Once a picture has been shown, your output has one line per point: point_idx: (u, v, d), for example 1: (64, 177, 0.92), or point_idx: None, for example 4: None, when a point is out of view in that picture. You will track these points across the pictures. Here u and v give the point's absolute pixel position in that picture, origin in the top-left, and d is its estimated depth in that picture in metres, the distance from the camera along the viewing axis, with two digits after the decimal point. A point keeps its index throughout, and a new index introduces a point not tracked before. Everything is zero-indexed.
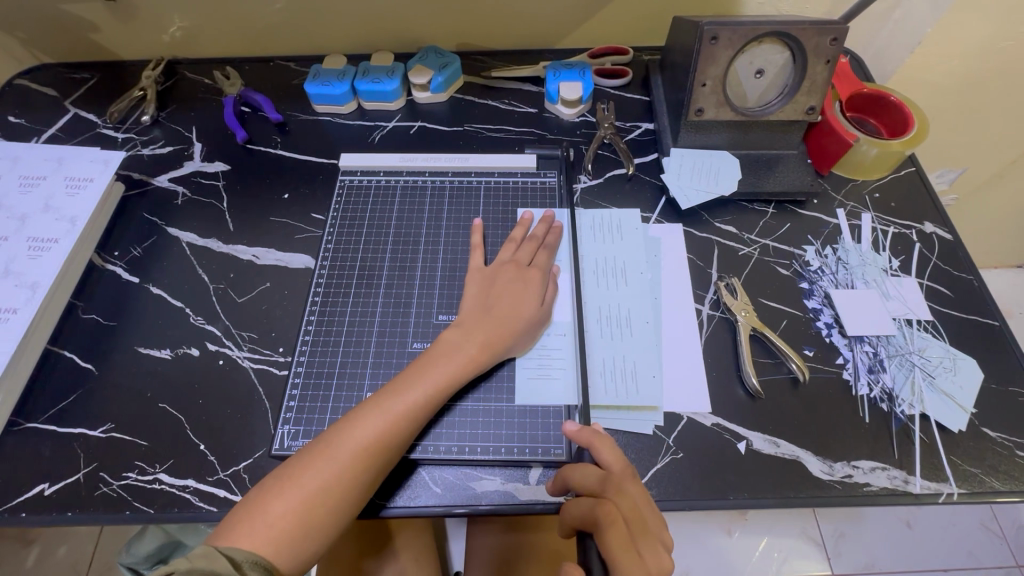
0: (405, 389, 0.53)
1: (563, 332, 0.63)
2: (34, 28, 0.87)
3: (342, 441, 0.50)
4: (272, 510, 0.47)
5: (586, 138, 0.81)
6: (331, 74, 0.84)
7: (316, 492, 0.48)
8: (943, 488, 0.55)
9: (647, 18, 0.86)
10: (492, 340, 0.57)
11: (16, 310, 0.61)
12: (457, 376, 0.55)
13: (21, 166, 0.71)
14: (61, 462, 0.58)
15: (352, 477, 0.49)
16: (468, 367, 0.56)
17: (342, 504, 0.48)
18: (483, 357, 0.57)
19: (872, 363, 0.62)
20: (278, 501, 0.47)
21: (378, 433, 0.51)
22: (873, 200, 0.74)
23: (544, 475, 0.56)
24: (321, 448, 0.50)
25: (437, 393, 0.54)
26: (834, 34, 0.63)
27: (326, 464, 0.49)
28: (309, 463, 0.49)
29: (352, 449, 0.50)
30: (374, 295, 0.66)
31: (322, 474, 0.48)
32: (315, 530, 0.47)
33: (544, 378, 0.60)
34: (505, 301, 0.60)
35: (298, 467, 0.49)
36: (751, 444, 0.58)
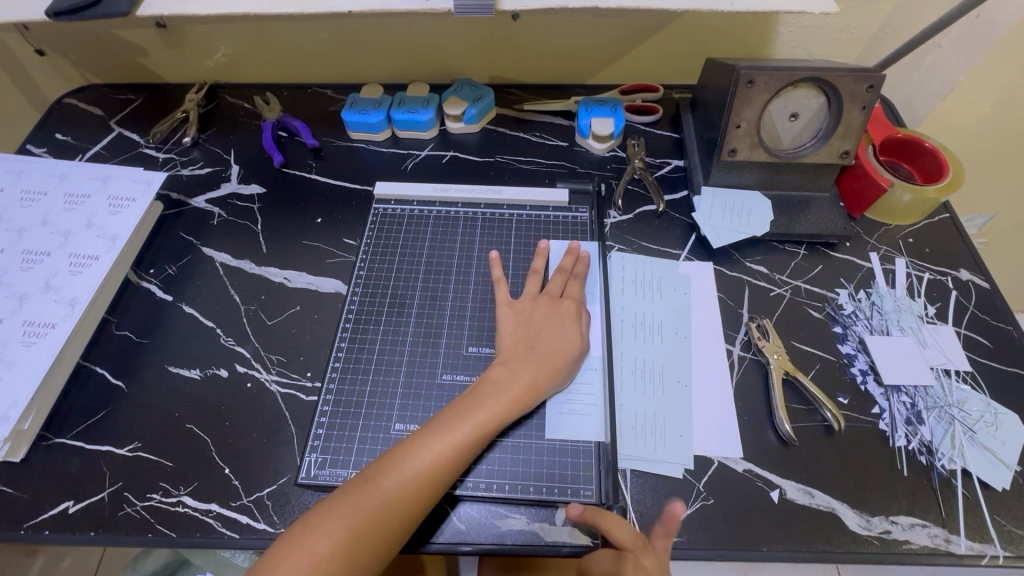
0: (448, 428, 0.53)
1: (593, 364, 0.62)
2: (86, 51, 0.91)
3: (382, 480, 0.50)
4: (308, 545, 0.47)
5: (616, 173, 0.81)
6: (368, 102, 0.86)
7: (352, 531, 0.48)
8: (987, 550, 0.53)
9: (677, 58, 0.88)
10: (534, 380, 0.57)
11: (55, 324, 0.62)
12: (501, 419, 0.55)
13: (67, 184, 0.73)
14: (86, 480, 0.58)
15: (387, 518, 0.48)
16: (510, 407, 0.55)
17: (375, 546, 0.48)
18: (525, 397, 0.56)
19: (911, 413, 0.60)
20: (316, 537, 0.47)
21: (419, 473, 0.50)
22: (908, 245, 0.73)
23: (572, 517, 0.55)
24: (361, 487, 0.50)
25: (478, 436, 0.53)
26: (870, 81, 0.63)
27: (364, 502, 0.49)
28: (350, 501, 0.49)
29: (393, 490, 0.49)
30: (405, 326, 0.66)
31: (359, 512, 0.48)
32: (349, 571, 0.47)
33: (574, 409, 0.59)
34: (545, 338, 0.60)
35: (336, 503, 0.49)
36: (784, 493, 0.56)
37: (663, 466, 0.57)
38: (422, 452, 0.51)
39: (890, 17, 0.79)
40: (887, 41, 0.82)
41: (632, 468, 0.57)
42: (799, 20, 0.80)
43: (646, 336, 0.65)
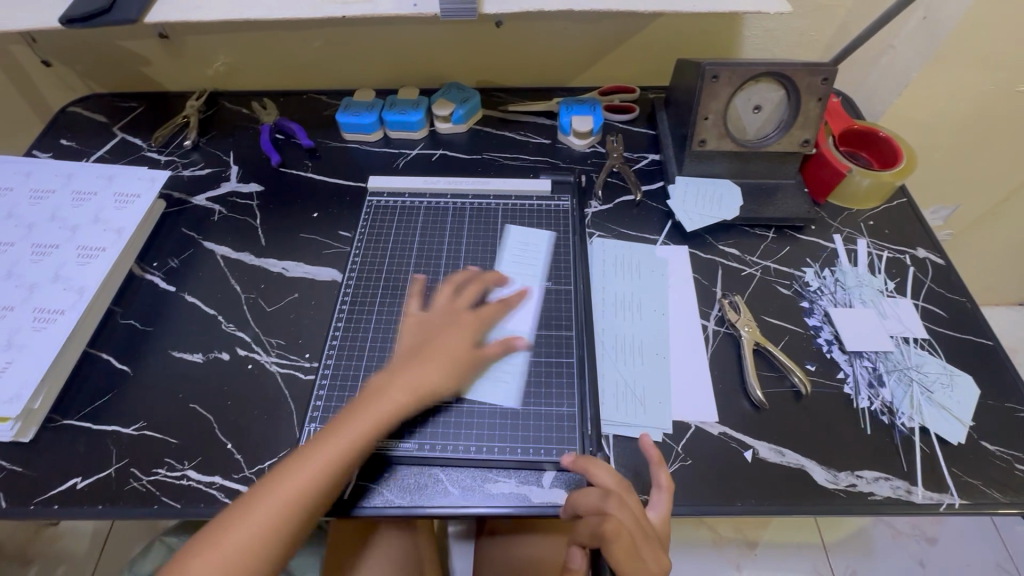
0: (349, 425, 0.54)
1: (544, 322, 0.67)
2: (91, 62, 0.95)
3: (296, 469, 0.51)
4: (232, 542, 0.48)
5: (596, 167, 0.86)
6: (361, 105, 0.90)
7: (273, 521, 0.49)
8: (945, 499, 0.56)
9: (652, 61, 0.94)
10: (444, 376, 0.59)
11: (64, 311, 0.65)
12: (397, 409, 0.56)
13: (75, 182, 0.77)
14: (93, 458, 0.60)
15: (306, 503, 0.50)
16: (412, 395, 0.57)
17: (293, 532, 0.50)
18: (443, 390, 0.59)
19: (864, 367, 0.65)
20: (239, 528, 0.48)
21: (321, 464, 0.52)
22: (869, 227, 0.79)
23: (558, 478, 0.58)
24: (279, 479, 0.51)
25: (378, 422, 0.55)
26: (824, 74, 0.69)
27: (280, 491, 0.50)
28: (269, 493, 0.50)
29: (308, 477, 0.51)
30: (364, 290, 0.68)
31: (279, 502, 0.50)
32: (274, 557, 0.49)
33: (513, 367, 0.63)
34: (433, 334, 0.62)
35: (256, 498, 0.50)
36: (757, 452, 0.60)
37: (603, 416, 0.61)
38: (334, 440, 0.53)
39: (847, 18, 0.86)
40: (846, 41, 0.89)
41: (615, 433, 0.60)
42: (763, 24, 0.87)
43: (625, 312, 0.70)
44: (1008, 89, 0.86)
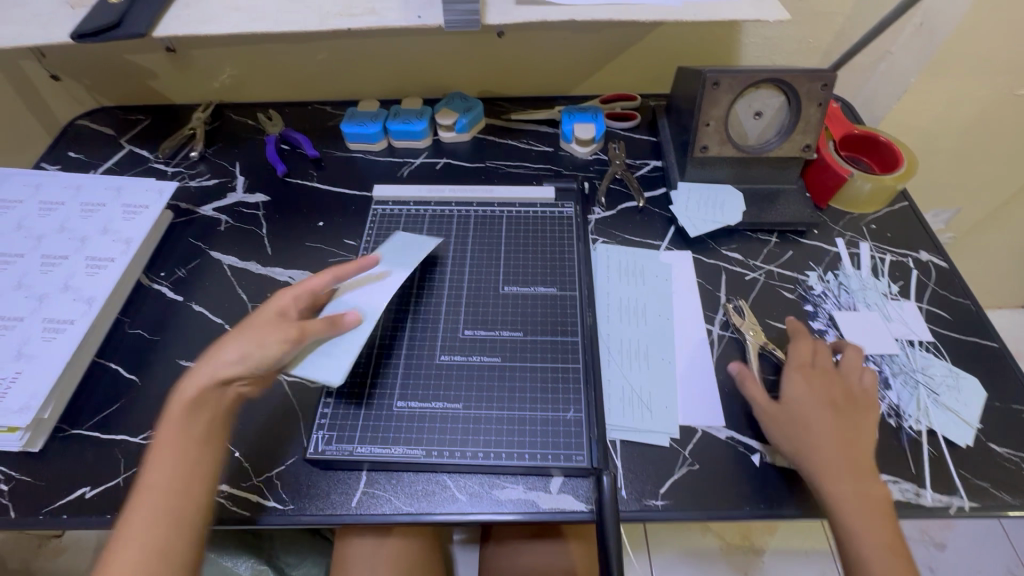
0: (184, 393, 0.53)
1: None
2: (99, 76, 0.97)
3: (158, 469, 0.49)
4: (138, 516, 0.47)
5: (599, 174, 0.87)
6: (365, 115, 0.91)
7: (159, 515, 0.47)
8: (954, 501, 0.56)
9: (653, 69, 0.95)
10: (245, 356, 0.54)
11: (73, 321, 0.66)
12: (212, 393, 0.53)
13: (83, 194, 0.78)
14: (102, 468, 0.61)
15: (181, 459, 0.50)
16: (222, 374, 0.54)
17: (191, 496, 0.49)
18: (239, 368, 0.54)
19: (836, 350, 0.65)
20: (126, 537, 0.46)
21: (173, 425, 0.51)
22: (871, 231, 0.79)
23: (566, 484, 0.58)
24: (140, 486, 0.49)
25: (187, 411, 0.52)
26: (824, 80, 0.70)
27: (145, 491, 0.48)
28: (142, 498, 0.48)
29: (179, 438, 0.51)
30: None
31: (159, 494, 0.48)
32: (187, 522, 0.48)
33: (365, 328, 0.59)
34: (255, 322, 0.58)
35: (130, 512, 0.48)
36: (765, 456, 0.59)
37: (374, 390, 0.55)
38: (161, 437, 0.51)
39: (845, 25, 0.87)
40: (844, 47, 0.90)
41: (622, 438, 0.60)
42: (761, 32, 0.88)
43: (630, 318, 0.70)
44: (1006, 94, 0.87)
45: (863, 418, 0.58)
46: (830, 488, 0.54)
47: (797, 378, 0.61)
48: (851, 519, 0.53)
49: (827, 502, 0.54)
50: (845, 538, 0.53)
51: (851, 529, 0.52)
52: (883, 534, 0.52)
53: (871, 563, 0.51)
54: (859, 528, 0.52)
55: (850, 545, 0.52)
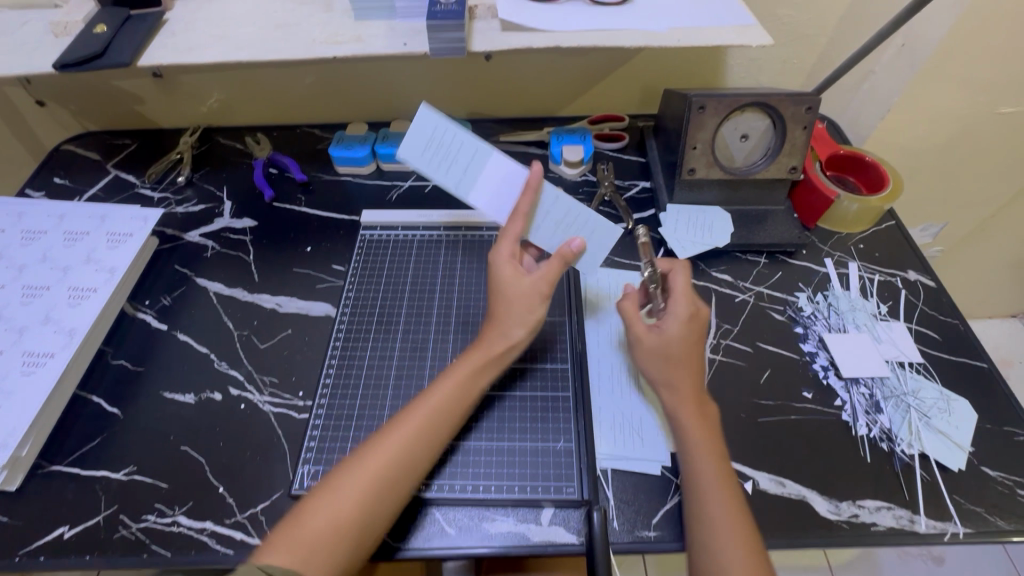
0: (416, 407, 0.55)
1: (474, 153, 0.61)
2: (85, 101, 0.96)
3: (400, 427, 0.54)
4: (319, 516, 0.48)
5: (588, 195, 0.87)
6: (354, 139, 0.91)
7: (336, 519, 0.48)
8: (949, 528, 0.56)
9: (639, 91, 0.95)
10: (528, 321, 0.60)
11: (53, 354, 0.65)
12: (508, 352, 0.60)
13: (66, 223, 0.77)
14: (81, 506, 0.59)
15: (411, 463, 0.52)
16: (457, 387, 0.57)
17: (381, 503, 0.50)
18: (525, 334, 0.60)
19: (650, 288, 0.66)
20: (339, 487, 0.50)
21: (419, 432, 0.54)
22: (859, 251, 0.79)
23: (557, 516, 0.57)
24: (375, 440, 0.53)
25: (474, 373, 0.58)
26: (808, 104, 0.70)
27: (399, 446, 0.52)
28: (370, 450, 0.52)
29: (401, 441, 0.53)
30: (415, 159, 0.61)
31: (346, 496, 0.49)
32: (361, 536, 0.49)
33: (554, 239, 0.65)
34: (502, 288, 0.60)
35: (312, 508, 0.49)
36: (757, 483, 0.59)
37: (489, 148, 0.62)
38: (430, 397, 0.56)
39: (827, 48, 0.88)
40: (828, 69, 0.91)
41: (612, 467, 0.59)
42: (746, 54, 0.89)
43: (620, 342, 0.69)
44: (987, 113, 0.88)
45: (690, 359, 0.60)
46: (692, 456, 0.54)
47: (638, 328, 0.63)
48: (708, 493, 0.52)
49: (690, 475, 0.53)
50: (700, 525, 0.51)
51: (708, 509, 0.51)
52: (736, 523, 0.50)
53: (722, 556, 0.48)
54: (716, 517, 0.50)
55: (701, 538, 0.50)
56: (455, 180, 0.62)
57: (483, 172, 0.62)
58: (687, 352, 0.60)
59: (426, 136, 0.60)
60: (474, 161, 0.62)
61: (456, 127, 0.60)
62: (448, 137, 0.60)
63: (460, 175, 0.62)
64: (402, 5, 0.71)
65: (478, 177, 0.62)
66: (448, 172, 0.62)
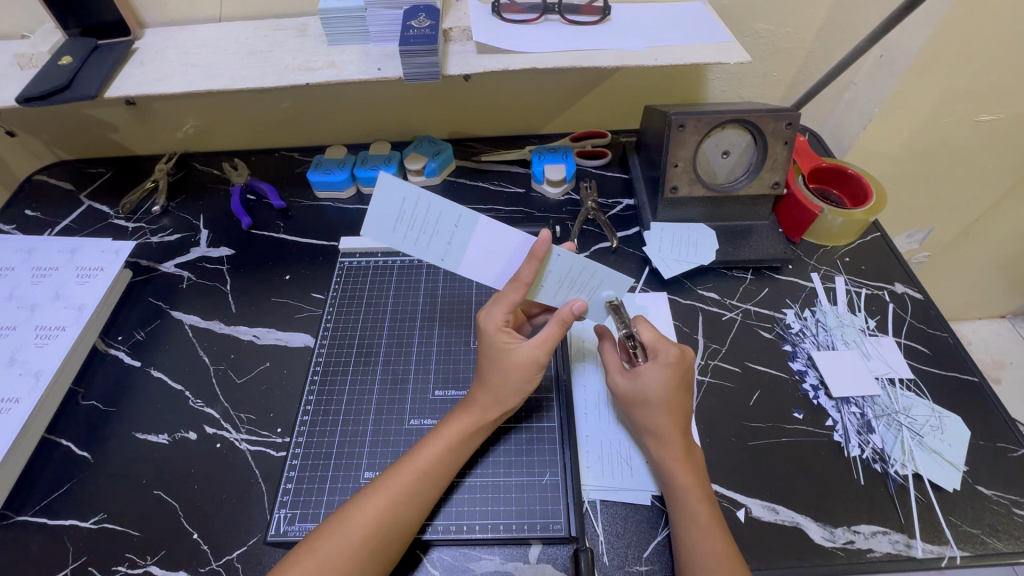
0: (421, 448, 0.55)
1: (456, 224, 0.54)
2: (57, 131, 0.94)
3: (388, 486, 0.52)
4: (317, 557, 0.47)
5: (572, 214, 0.86)
6: (333, 162, 0.90)
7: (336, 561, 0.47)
8: (946, 552, 0.54)
9: (621, 107, 0.95)
10: (522, 389, 0.57)
11: (19, 398, 0.62)
12: (501, 416, 0.58)
13: (35, 258, 0.75)
14: (48, 558, 0.56)
15: (413, 502, 0.51)
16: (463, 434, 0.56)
17: (381, 546, 0.49)
18: (518, 401, 0.58)
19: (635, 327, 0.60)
20: (322, 550, 0.48)
21: (423, 472, 0.53)
22: (845, 264, 0.79)
23: (545, 552, 0.55)
24: (359, 500, 0.51)
25: (464, 435, 0.56)
26: (788, 119, 0.70)
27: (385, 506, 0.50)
28: (353, 511, 0.50)
29: (406, 481, 0.52)
30: (387, 240, 0.53)
31: (345, 537, 0.48)
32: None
33: (562, 293, 0.60)
34: (498, 358, 0.57)
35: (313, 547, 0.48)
36: (750, 511, 0.57)
37: (471, 213, 0.53)
38: (420, 458, 0.54)
39: (807, 60, 0.88)
40: (807, 81, 0.91)
41: (601, 499, 0.58)
42: (726, 68, 0.89)
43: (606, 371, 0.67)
44: (968, 120, 0.88)
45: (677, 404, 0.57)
46: (675, 480, 0.54)
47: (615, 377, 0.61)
48: (692, 530, 0.51)
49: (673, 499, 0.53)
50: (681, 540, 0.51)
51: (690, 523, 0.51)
52: (716, 537, 0.50)
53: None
54: (697, 532, 0.51)
55: (686, 551, 0.50)
56: (440, 253, 0.55)
57: (470, 242, 0.55)
58: (675, 396, 0.57)
59: (393, 215, 0.52)
60: (458, 232, 0.54)
61: (425, 199, 0.51)
62: (420, 211, 0.52)
63: (443, 248, 0.55)
64: (376, 29, 0.69)
65: (464, 247, 0.56)
66: (430, 247, 0.55)
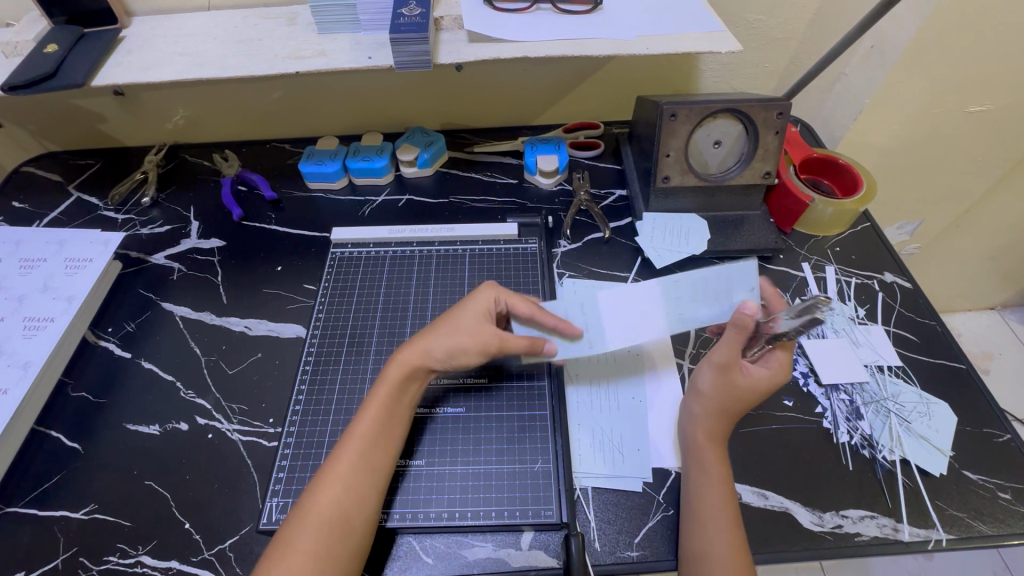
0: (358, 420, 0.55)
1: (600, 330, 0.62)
2: (44, 121, 0.93)
3: (335, 464, 0.52)
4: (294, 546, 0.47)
5: (564, 205, 0.86)
6: (324, 153, 0.89)
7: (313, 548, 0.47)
8: (932, 535, 0.55)
9: (613, 98, 0.95)
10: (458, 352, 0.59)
11: (7, 390, 0.62)
12: (427, 366, 0.59)
13: (23, 250, 0.75)
14: (39, 549, 0.56)
15: (365, 478, 0.52)
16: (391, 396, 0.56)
17: (344, 526, 0.49)
18: (449, 357, 0.59)
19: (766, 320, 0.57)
20: (294, 541, 0.47)
21: (363, 442, 0.53)
22: (836, 254, 0.79)
23: (536, 539, 0.55)
24: (316, 489, 0.51)
25: (394, 392, 0.56)
26: (779, 109, 0.70)
27: (337, 485, 0.50)
28: (313, 500, 0.50)
29: (351, 456, 0.52)
30: None
31: (314, 524, 0.48)
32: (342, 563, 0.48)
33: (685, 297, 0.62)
34: (459, 317, 0.61)
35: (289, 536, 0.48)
36: (740, 496, 0.58)
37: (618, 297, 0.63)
38: (357, 428, 0.54)
39: (799, 50, 0.88)
40: (799, 72, 0.91)
41: (593, 486, 0.58)
42: (717, 58, 0.89)
43: (599, 361, 0.68)
44: (956, 111, 0.88)
45: (747, 403, 0.57)
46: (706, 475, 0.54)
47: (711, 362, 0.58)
48: (711, 522, 0.51)
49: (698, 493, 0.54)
50: (695, 531, 0.52)
51: (707, 515, 0.52)
52: (728, 530, 0.51)
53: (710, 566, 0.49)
54: (710, 524, 0.51)
55: (697, 540, 0.51)
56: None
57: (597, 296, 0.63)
58: (752, 395, 0.57)
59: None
60: (593, 334, 0.62)
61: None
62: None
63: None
64: (366, 18, 0.69)
65: None
66: None
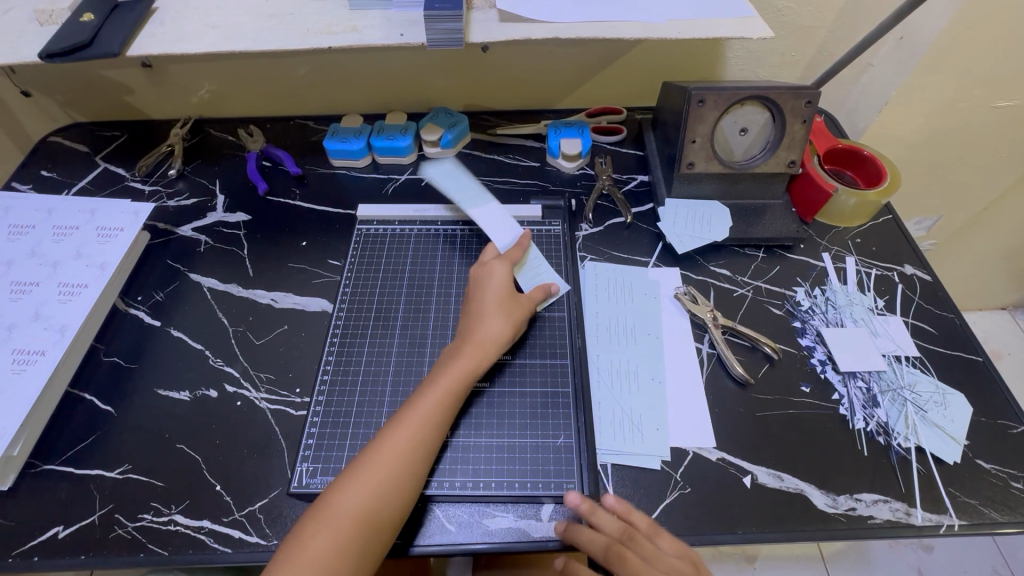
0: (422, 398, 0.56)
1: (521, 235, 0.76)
2: (72, 91, 0.94)
3: (394, 434, 0.54)
4: (340, 508, 0.49)
5: (586, 189, 0.86)
6: (348, 131, 0.90)
7: (359, 512, 0.49)
8: (944, 520, 0.56)
9: (638, 84, 0.95)
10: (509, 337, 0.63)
11: (45, 351, 0.64)
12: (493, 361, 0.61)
13: (55, 217, 0.76)
14: (77, 504, 0.58)
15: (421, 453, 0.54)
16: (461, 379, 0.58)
17: (394, 494, 0.51)
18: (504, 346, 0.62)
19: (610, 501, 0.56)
20: (338, 501, 0.50)
21: (424, 419, 0.55)
22: (856, 245, 0.80)
23: (557, 511, 0.57)
24: (371, 450, 0.53)
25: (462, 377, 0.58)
26: (807, 97, 0.70)
27: (392, 450, 0.53)
28: (366, 459, 0.52)
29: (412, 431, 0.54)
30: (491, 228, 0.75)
31: (363, 490, 0.50)
32: (380, 528, 0.50)
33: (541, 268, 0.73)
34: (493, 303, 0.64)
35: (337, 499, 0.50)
36: (756, 478, 0.59)
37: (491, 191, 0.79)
38: (420, 402, 0.56)
39: (827, 40, 0.88)
40: (825, 61, 0.90)
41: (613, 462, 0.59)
42: (744, 45, 0.89)
43: (623, 352, 0.68)
44: (984, 106, 0.88)
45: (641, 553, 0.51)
46: None
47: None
48: None
49: None
50: None
51: None
52: None
53: None
54: None
55: None
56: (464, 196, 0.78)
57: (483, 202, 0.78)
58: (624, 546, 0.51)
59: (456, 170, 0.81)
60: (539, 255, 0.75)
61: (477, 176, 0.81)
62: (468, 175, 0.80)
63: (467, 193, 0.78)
64: None
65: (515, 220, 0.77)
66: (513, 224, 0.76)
